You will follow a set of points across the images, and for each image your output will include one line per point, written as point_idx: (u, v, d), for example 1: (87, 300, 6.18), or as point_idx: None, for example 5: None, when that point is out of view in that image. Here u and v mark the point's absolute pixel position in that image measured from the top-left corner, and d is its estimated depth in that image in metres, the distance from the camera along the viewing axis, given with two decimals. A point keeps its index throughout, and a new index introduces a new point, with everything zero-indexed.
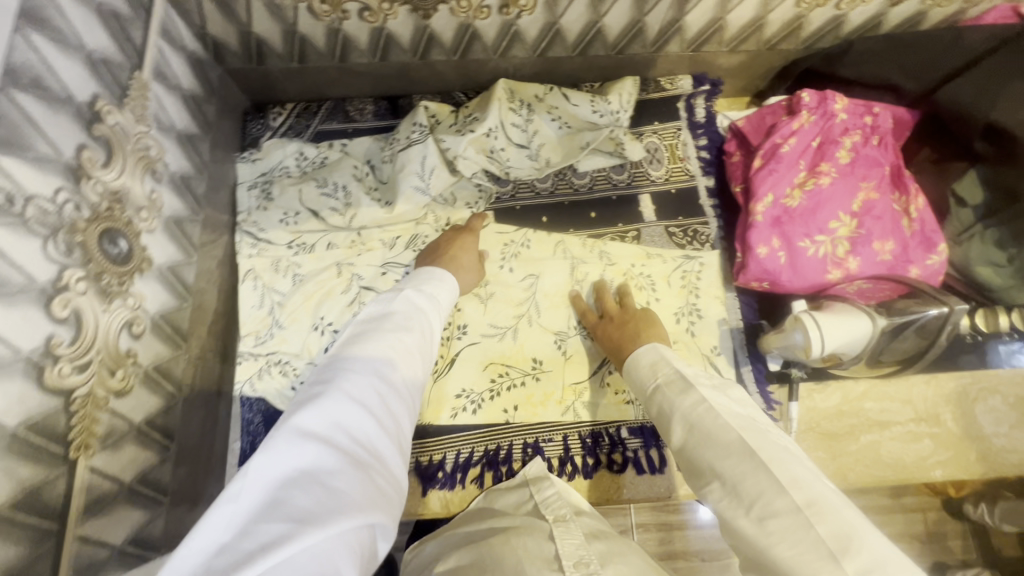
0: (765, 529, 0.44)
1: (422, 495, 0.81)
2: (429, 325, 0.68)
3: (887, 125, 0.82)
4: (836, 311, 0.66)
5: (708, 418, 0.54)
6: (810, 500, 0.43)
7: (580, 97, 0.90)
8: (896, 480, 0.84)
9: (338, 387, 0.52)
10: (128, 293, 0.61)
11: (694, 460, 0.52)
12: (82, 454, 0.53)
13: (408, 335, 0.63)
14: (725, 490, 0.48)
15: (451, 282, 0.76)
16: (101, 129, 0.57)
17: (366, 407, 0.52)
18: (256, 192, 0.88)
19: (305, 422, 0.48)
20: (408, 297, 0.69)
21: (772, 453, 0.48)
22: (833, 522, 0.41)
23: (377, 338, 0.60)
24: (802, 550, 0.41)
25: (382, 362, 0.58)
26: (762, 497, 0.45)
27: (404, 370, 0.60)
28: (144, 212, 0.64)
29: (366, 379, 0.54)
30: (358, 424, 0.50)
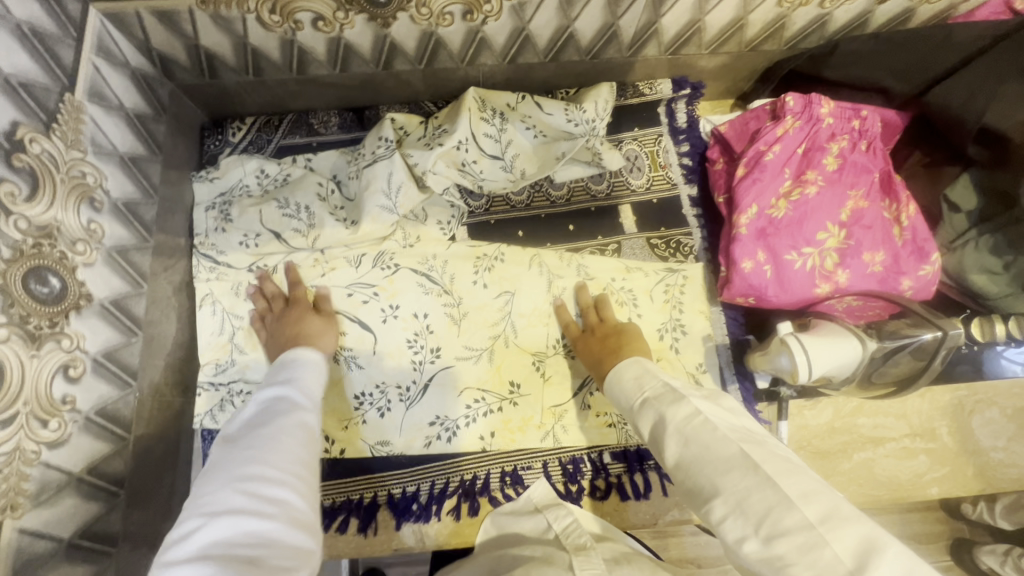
0: (774, 551, 0.40)
1: (395, 530, 0.77)
2: (300, 404, 0.59)
3: (876, 130, 0.78)
4: (823, 333, 0.62)
5: (706, 431, 0.49)
6: (822, 513, 0.40)
7: (553, 105, 0.84)
8: (890, 499, 0.81)
9: (196, 506, 0.46)
10: (63, 334, 0.56)
11: (692, 478, 0.47)
12: (7, 516, 0.49)
13: (281, 422, 0.55)
14: (730, 507, 0.44)
15: (323, 369, 0.67)
16: (24, 159, 0.53)
17: (246, 508, 0.45)
18: (214, 213, 0.83)
19: (174, 548, 0.43)
20: (271, 380, 0.62)
21: (775, 464, 0.44)
22: (849, 537, 0.38)
23: (253, 437, 0.52)
24: (821, 570, 0.37)
25: (241, 464, 0.49)
26: (771, 513, 0.41)
27: (291, 458, 0.51)
28: (81, 245, 0.60)
29: (228, 488, 0.47)
30: (238, 526, 0.44)
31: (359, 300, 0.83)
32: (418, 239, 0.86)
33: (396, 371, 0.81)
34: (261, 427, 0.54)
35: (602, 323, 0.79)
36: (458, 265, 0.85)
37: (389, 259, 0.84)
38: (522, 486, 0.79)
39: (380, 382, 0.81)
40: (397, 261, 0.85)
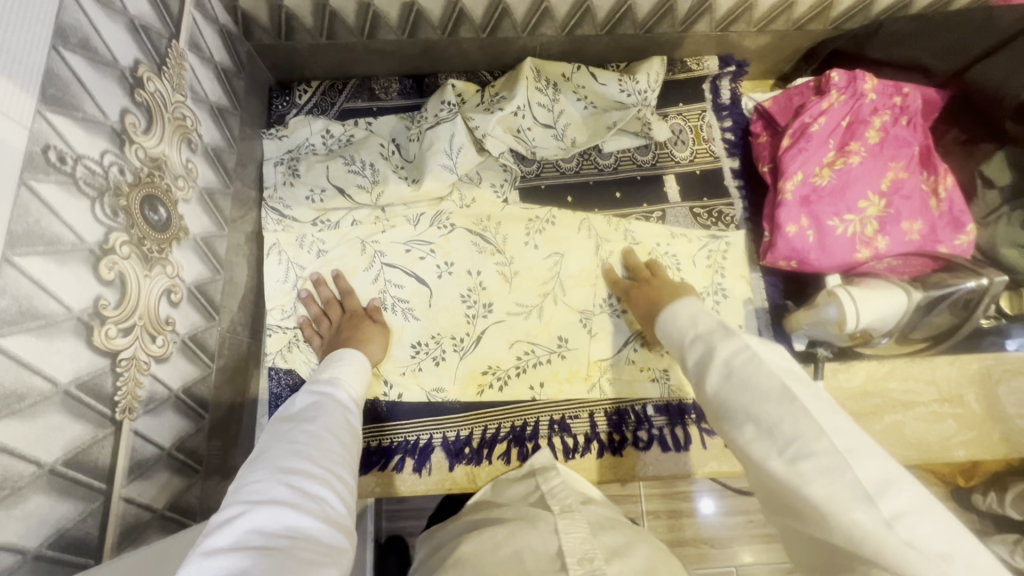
0: (796, 470, 0.43)
1: (449, 470, 0.82)
2: (342, 405, 0.62)
3: (917, 106, 0.82)
4: (869, 286, 0.66)
5: (751, 366, 0.50)
6: (851, 444, 0.42)
7: (608, 76, 0.89)
8: (918, 460, 0.85)
9: (246, 496, 0.45)
10: (167, 260, 0.61)
11: (727, 404, 0.50)
12: (127, 417, 0.53)
13: (321, 416, 0.57)
14: (759, 431, 0.46)
15: (363, 362, 0.72)
16: (143, 95, 0.57)
17: (289, 502, 0.45)
18: (282, 168, 0.87)
19: (217, 536, 0.41)
20: (312, 385, 0.63)
21: (813, 398, 0.46)
22: (872, 467, 0.41)
23: (294, 428, 0.54)
24: (838, 489, 0.40)
25: (282, 457, 0.49)
26: (800, 438, 0.43)
27: (329, 455, 0.52)
28: (181, 181, 0.64)
29: (271, 474, 0.47)
30: (276, 517, 0.43)
31: (416, 256, 0.87)
32: (475, 201, 0.91)
33: (450, 324, 0.86)
34: (275, 461, 0.49)
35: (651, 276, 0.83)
36: (511, 226, 0.90)
37: (446, 219, 0.89)
38: (568, 434, 0.83)
39: (435, 334, 0.85)
40: (453, 222, 0.89)
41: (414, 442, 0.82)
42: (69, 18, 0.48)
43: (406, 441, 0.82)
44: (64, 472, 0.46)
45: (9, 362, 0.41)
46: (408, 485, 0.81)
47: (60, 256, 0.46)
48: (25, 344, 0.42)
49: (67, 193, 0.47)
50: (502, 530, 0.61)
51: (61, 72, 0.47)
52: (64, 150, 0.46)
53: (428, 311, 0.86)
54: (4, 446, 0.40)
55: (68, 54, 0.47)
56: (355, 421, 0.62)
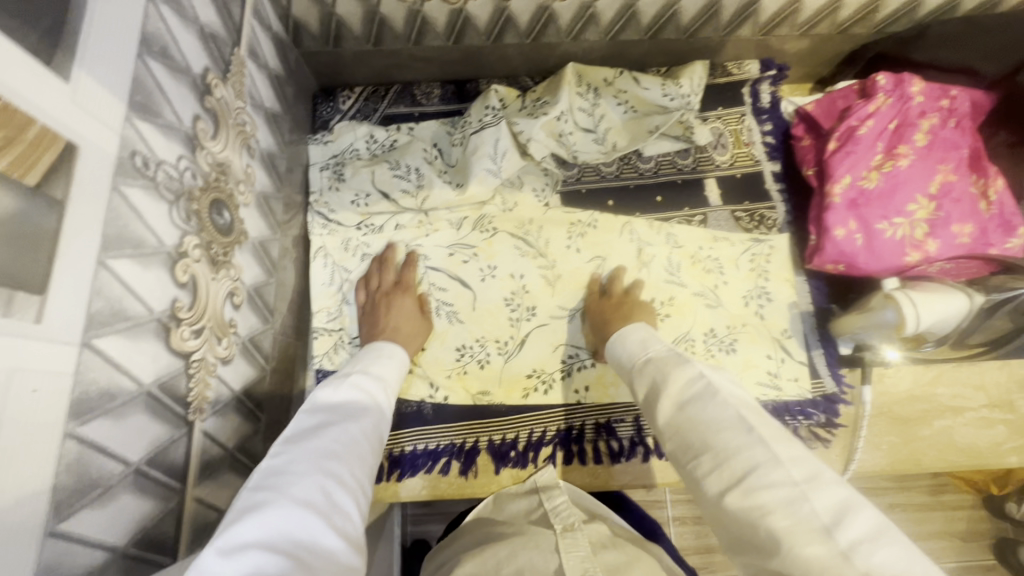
0: (755, 501, 0.46)
1: (495, 473, 0.82)
2: (380, 409, 0.62)
3: (965, 108, 0.82)
4: (927, 289, 0.66)
5: (705, 396, 0.56)
6: (808, 475, 0.46)
7: (650, 80, 0.90)
8: (969, 465, 0.84)
9: (281, 490, 0.45)
10: (230, 264, 0.62)
11: (683, 435, 0.55)
12: (198, 418, 0.54)
13: (362, 419, 0.58)
14: (716, 462, 0.51)
15: (403, 364, 0.73)
16: (211, 101, 0.58)
17: (319, 508, 0.45)
18: (328, 173, 0.88)
19: (248, 526, 0.41)
20: (352, 378, 0.64)
21: (769, 430, 0.51)
22: (830, 497, 0.44)
23: (336, 428, 0.54)
24: (797, 520, 0.43)
25: (321, 457, 0.49)
26: (758, 469, 0.48)
27: (360, 465, 0.52)
28: (242, 186, 0.65)
29: (308, 474, 0.47)
30: (306, 523, 0.43)
31: (460, 260, 0.88)
32: (517, 205, 0.91)
33: (494, 327, 0.86)
34: (313, 460, 0.49)
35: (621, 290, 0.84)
36: (553, 230, 0.90)
37: (489, 223, 0.90)
38: (614, 438, 0.82)
39: (480, 337, 0.85)
40: (495, 226, 0.89)
41: (460, 444, 0.82)
42: (151, 27, 0.49)
43: (452, 444, 0.82)
44: (146, 471, 0.46)
45: (103, 362, 0.41)
46: (455, 488, 0.81)
47: (144, 259, 0.46)
48: (116, 345, 0.43)
49: (149, 197, 0.47)
50: (504, 548, 0.64)
51: (145, 79, 0.48)
52: (147, 155, 0.47)
53: (472, 315, 0.86)
54: (98, 445, 0.41)
55: (151, 62, 0.49)
56: (387, 429, 0.62)
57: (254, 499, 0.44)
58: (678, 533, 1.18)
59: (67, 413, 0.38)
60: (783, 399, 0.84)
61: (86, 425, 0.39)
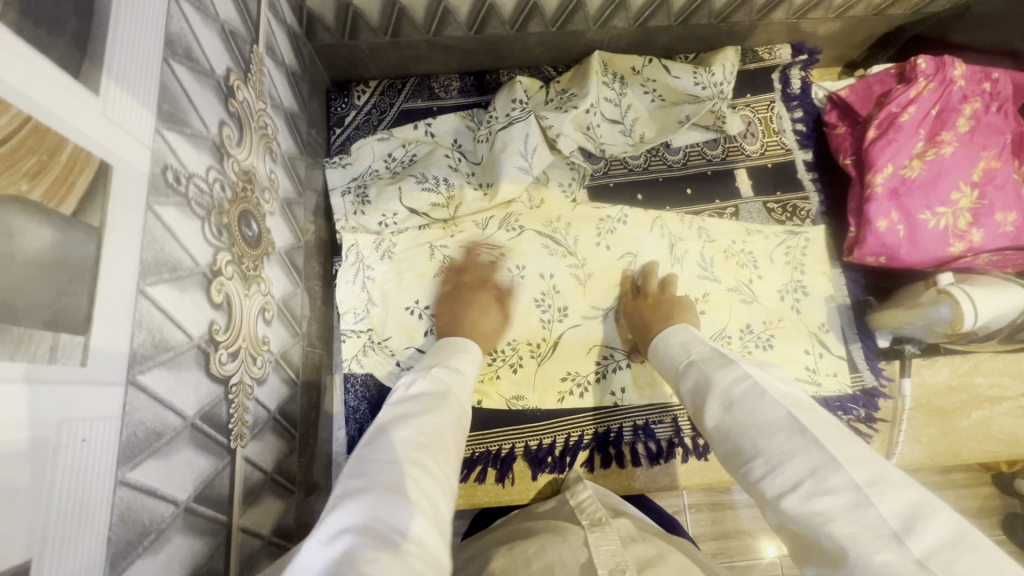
0: (814, 508, 0.43)
1: (532, 479, 0.80)
2: (465, 400, 0.59)
3: (1008, 91, 0.78)
4: (982, 284, 0.65)
5: (752, 396, 0.52)
6: (871, 478, 0.42)
7: (681, 68, 0.86)
8: (1007, 455, 0.83)
9: (372, 475, 0.43)
10: (260, 278, 0.58)
11: (733, 440, 0.51)
12: (239, 444, 0.51)
13: (449, 406, 0.55)
14: (770, 466, 0.47)
15: (477, 356, 0.67)
16: (235, 105, 0.54)
17: (408, 495, 0.42)
18: (351, 197, 0.84)
19: (344, 512, 0.40)
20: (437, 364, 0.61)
21: (824, 430, 0.47)
22: (895, 501, 0.41)
23: (422, 414, 0.51)
24: (862, 528, 0.40)
25: (409, 445, 0.47)
26: (816, 473, 0.44)
27: (444, 455, 0.49)
28: (267, 193, 0.61)
29: (397, 459, 0.45)
30: (395, 511, 0.40)
31: (487, 260, 0.83)
32: (544, 202, 0.88)
33: (525, 329, 0.83)
34: (397, 445, 0.47)
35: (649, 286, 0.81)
36: (582, 226, 0.86)
37: (515, 221, 0.86)
38: (652, 439, 0.80)
39: (511, 339, 0.82)
40: (522, 224, 0.86)
41: (496, 451, 0.80)
42: (175, 27, 0.45)
43: (488, 451, 0.80)
44: (192, 508, 0.43)
45: (149, 400, 0.38)
46: (490, 496, 0.80)
47: (180, 282, 0.43)
48: (159, 379, 0.40)
49: (182, 214, 0.44)
50: (532, 543, 0.63)
51: (172, 86, 0.44)
52: (178, 169, 0.44)
53: None
54: (149, 488, 0.38)
55: (175, 65, 0.45)
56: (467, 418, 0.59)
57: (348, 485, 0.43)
58: (695, 520, 1.18)
59: (117, 458, 0.35)
60: (822, 395, 0.82)
61: (136, 469, 0.37)
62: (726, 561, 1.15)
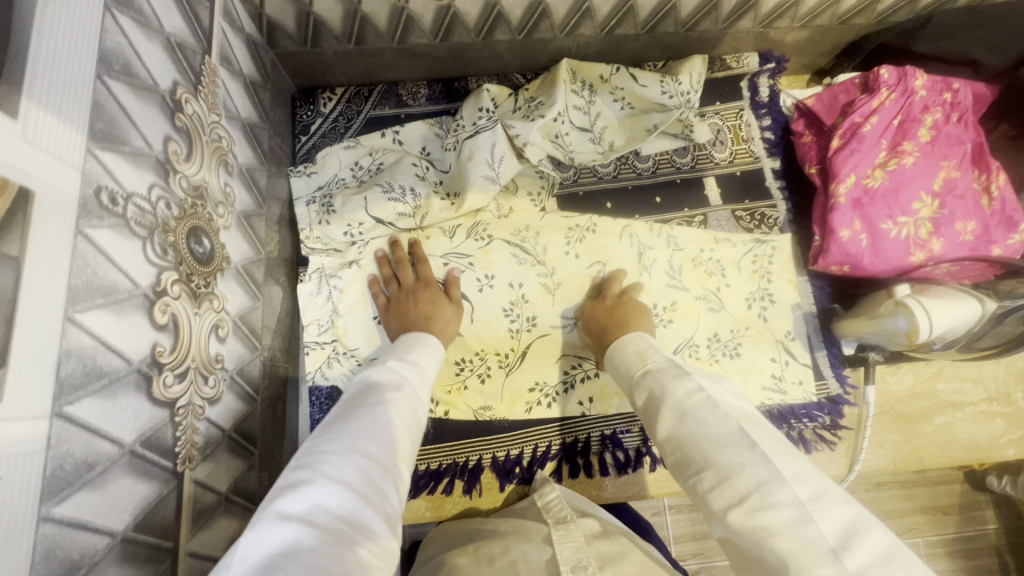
0: (759, 522, 0.43)
1: (500, 490, 0.80)
2: (419, 392, 0.59)
3: (967, 102, 0.80)
4: (938, 295, 0.65)
5: (705, 408, 0.53)
6: (813, 494, 0.43)
7: (649, 77, 0.86)
8: (969, 460, 0.84)
9: (318, 465, 0.43)
10: (213, 294, 0.57)
11: (685, 450, 0.52)
12: (187, 467, 0.50)
13: (402, 397, 0.55)
14: (718, 479, 0.48)
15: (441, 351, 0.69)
16: (182, 119, 0.53)
17: (354, 486, 0.43)
18: (315, 206, 0.82)
19: (288, 500, 0.40)
20: (396, 357, 0.62)
21: (771, 445, 0.48)
22: (835, 518, 0.42)
23: (373, 405, 0.52)
24: (803, 543, 0.41)
25: (353, 434, 0.47)
26: (763, 488, 0.44)
27: (395, 447, 0.50)
28: (221, 208, 0.60)
29: (345, 449, 0.45)
30: (342, 504, 0.41)
31: (455, 270, 0.83)
32: (512, 210, 0.87)
33: (493, 338, 0.82)
34: (346, 435, 0.47)
35: (617, 294, 0.81)
36: (551, 235, 0.86)
37: (483, 230, 0.85)
38: (619, 449, 0.80)
39: (479, 350, 0.82)
40: (490, 233, 0.85)
41: (463, 463, 0.80)
42: (110, 42, 0.44)
43: (455, 463, 0.80)
44: (131, 536, 0.42)
45: (79, 431, 0.37)
46: (458, 508, 0.79)
47: (117, 306, 0.42)
48: (90, 409, 0.38)
49: (120, 236, 0.43)
50: (497, 543, 0.62)
51: (107, 103, 0.43)
52: (115, 190, 0.43)
53: (470, 328, 0.82)
54: (79, 522, 0.37)
55: (112, 83, 0.44)
56: (425, 409, 0.59)
57: (293, 473, 0.43)
58: (674, 521, 1.18)
59: (40, 494, 0.34)
60: (788, 403, 0.82)
61: (63, 503, 0.36)
62: (702, 561, 1.16)
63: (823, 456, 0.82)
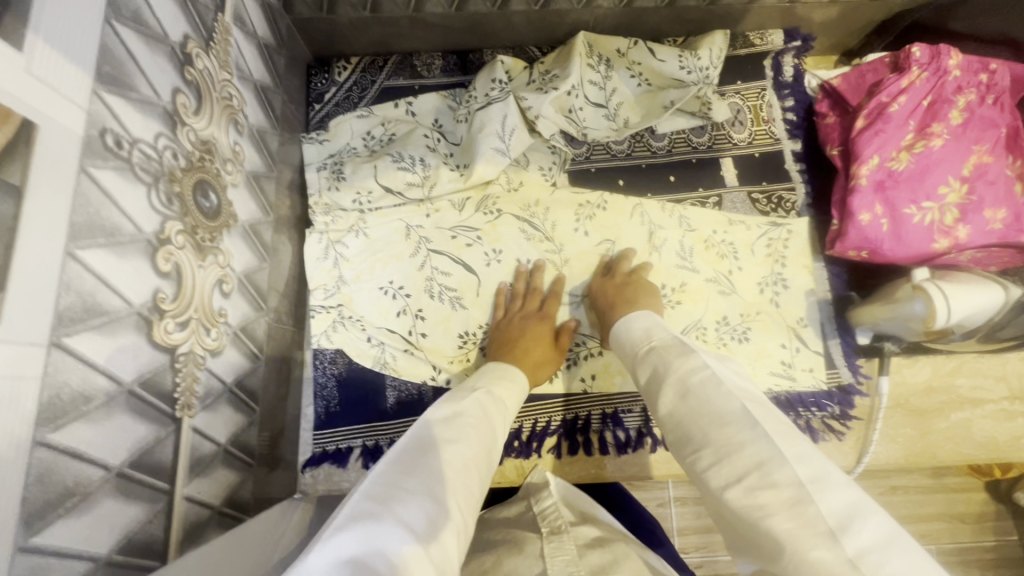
0: (756, 501, 0.42)
1: (498, 464, 0.80)
2: (497, 433, 0.55)
3: (1005, 84, 0.75)
4: (959, 280, 0.63)
5: (709, 386, 0.52)
6: (813, 475, 0.42)
7: (667, 52, 0.84)
8: (985, 459, 0.81)
9: (390, 504, 0.40)
10: (219, 249, 0.58)
11: (686, 427, 0.51)
12: (187, 414, 0.51)
13: (478, 438, 0.51)
14: (717, 457, 0.47)
15: (523, 384, 0.66)
16: (193, 73, 0.53)
17: (425, 536, 0.39)
18: (326, 173, 0.83)
19: (358, 536, 0.36)
20: (472, 390, 0.58)
21: (773, 424, 0.47)
22: (836, 500, 0.40)
23: (451, 439, 0.49)
24: (801, 523, 0.39)
25: (429, 474, 0.44)
26: (762, 467, 0.43)
27: (469, 498, 0.46)
28: (230, 165, 0.61)
29: (420, 491, 0.42)
30: (411, 553, 0.37)
31: (463, 243, 0.83)
32: (522, 184, 0.86)
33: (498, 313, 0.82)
34: (421, 475, 0.43)
35: (627, 273, 0.80)
36: (560, 211, 0.85)
37: (493, 203, 0.85)
38: (619, 428, 0.80)
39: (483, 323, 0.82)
40: (499, 207, 0.84)
41: None
42: None
43: None
44: (128, 474, 0.43)
45: (77, 363, 0.38)
46: None
47: (120, 248, 0.43)
48: (88, 344, 0.39)
49: (124, 179, 0.44)
50: (489, 558, 0.57)
51: (116, 48, 0.43)
52: (120, 133, 0.43)
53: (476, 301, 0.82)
54: (73, 451, 0.38)
55: (121, 29, 0.44)
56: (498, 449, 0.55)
57: (366, 505, 0.40)
58: (678, 513, 1.16)
59: (36, 419, 0.35)
60: (796, 390, 0.80)
61: (59, 431, 0.37)
62: (705, 554, 1.15)
63: (831, 447, 0.80)
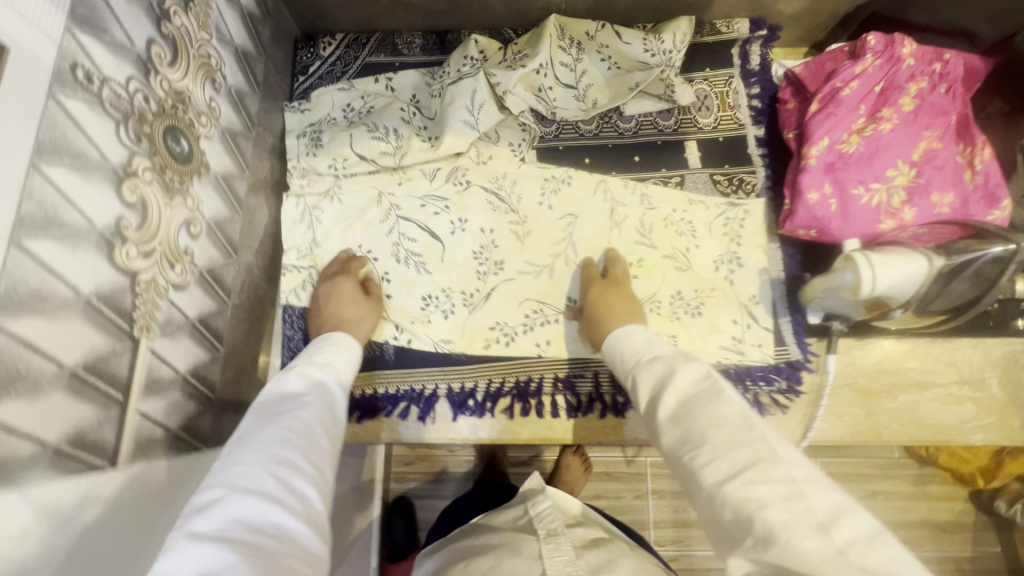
0: (752, 494, 0.44)
1: (452, 420, 0.83)
2: (332, 394, 0.63)
3: (958, 73, 0.78)
4: (890, 252, 0.65)
5: (710, 391, 0.54)
6: (806, 475, 0.45)
7: (632, 35, 0.88)
8: (932, 442, 0.83)
9: (230, 483, 0.48)
10: (188, 193, 0.62)
11: (687, 427, 0.52)
12: (144, 335, 0.55)
13: (310, 404, 0.59)
14: (715, 454, 0.48)
15: (354, 348, 0.72)
16: (169, 28, 0.59)
17: (275, 496, 0.48)
18: (304, 140, 0.88)
19: (202, 520, 0.45)
20: (304, 365, 0.65)
21: (770, 429, 0.49)
22: (826, 497, 0.43)
23: (283, 415, 0.56)
24: (793, 515, 0.42)
25: (266, 447, 0.52)
26: (757, 464, 0.46)
27: (316, 453, 0.55)
28: (204, 118, 0.66)
29: (259, 462, 0.50)
30: (263, 513, 0.46)
31: (431, 211, 0.87)
32: (491, 158, 0.90)
33: (461, 279, 0.86)
34: (258, 449, 0.51)
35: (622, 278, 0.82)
36: (526, 186, 0.89)
37: (462, 174, 0.88)
38: (570, 392, 0.83)
39: (445, 288, 0.85)
40: (468, 178, 0.88)
41: (419, 390, 0.84)
42: None
43: (411, 389, 0.84)
44: (81, 376, 0.48)
45: (35, 264, 0.43)
46: (412, 432, 0.83)
47: (85, 171, 0.48)
48: (48, 250, 0.44)
49: (91, 111, 0.48)
50: (489, 558, 0.61)
51: None
52: (91, 70, 0.48)
53: (440, 266, 0.86)
54: (28, 341, 0.43)
55: None
56: (342, 409, 0.64)
57: (203, 496, 0.47)
58: (655, 505, 1.16)
59: None
60: (745, 364, 0.83)
61: (15, 321, 0.41)
62: (681, 547, 1.15)
63: (776, 420, 0.83)
